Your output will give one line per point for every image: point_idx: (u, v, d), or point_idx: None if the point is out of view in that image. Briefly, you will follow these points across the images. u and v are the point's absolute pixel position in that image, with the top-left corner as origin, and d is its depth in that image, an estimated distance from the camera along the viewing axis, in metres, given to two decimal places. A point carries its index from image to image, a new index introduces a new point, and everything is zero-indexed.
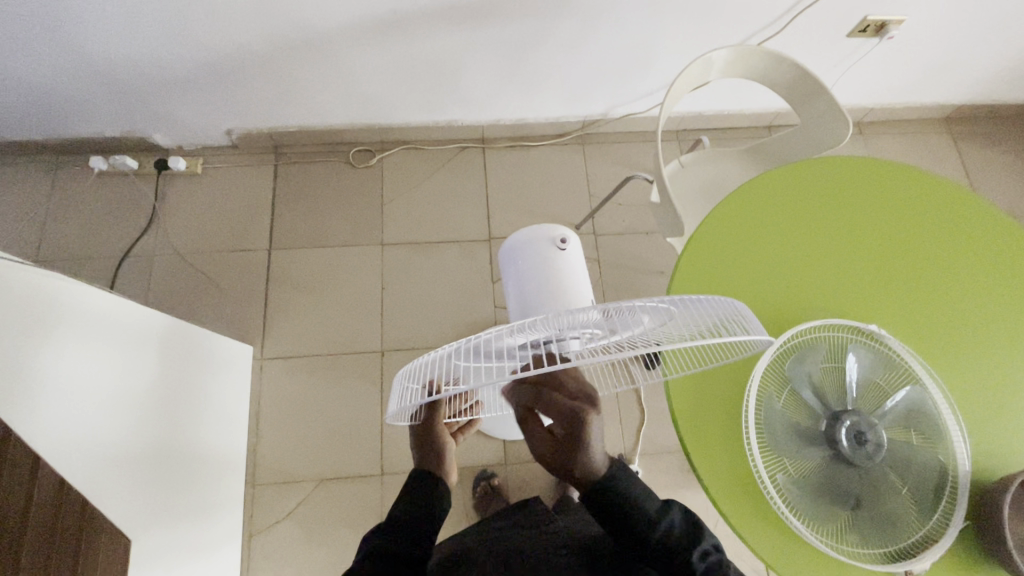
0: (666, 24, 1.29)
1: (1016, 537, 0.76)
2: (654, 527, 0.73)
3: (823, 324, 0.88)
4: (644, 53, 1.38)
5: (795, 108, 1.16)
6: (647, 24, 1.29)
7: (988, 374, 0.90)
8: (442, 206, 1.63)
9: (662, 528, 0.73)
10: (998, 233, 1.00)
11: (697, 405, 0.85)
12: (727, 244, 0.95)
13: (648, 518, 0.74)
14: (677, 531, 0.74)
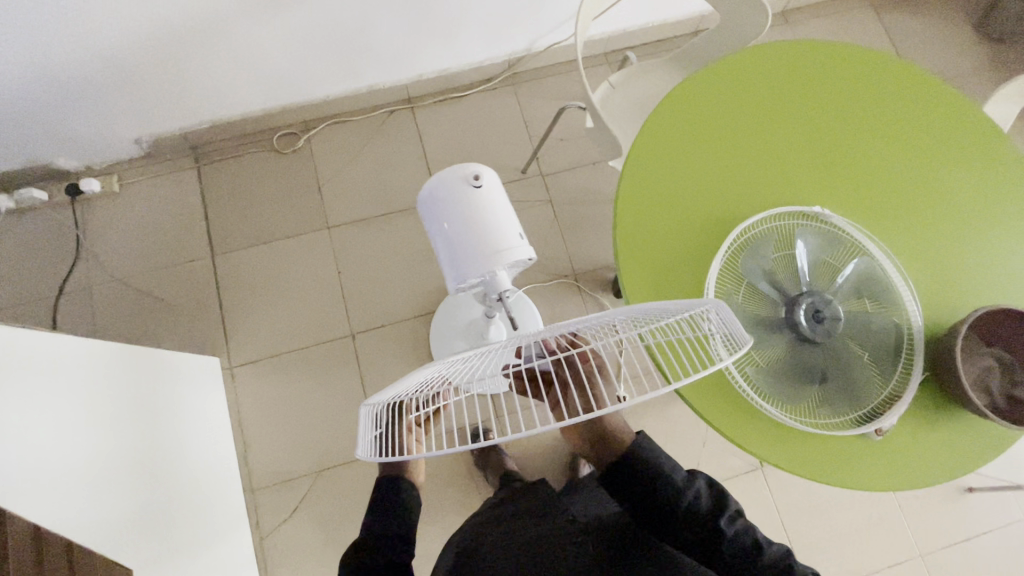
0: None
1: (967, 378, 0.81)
2: (681, 495, 0.76)
3: (769, 216, 0.89)
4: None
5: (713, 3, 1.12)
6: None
7: (932, 232, 0.92)
8: (382, 176, 1.57)
9: (690, 496, 0.76)
10: (924, 94, 1.01)
11: None
12: (664, 153, 0.93)
13: (673, 485, 0.77)
14: (703, 497, 0.77)
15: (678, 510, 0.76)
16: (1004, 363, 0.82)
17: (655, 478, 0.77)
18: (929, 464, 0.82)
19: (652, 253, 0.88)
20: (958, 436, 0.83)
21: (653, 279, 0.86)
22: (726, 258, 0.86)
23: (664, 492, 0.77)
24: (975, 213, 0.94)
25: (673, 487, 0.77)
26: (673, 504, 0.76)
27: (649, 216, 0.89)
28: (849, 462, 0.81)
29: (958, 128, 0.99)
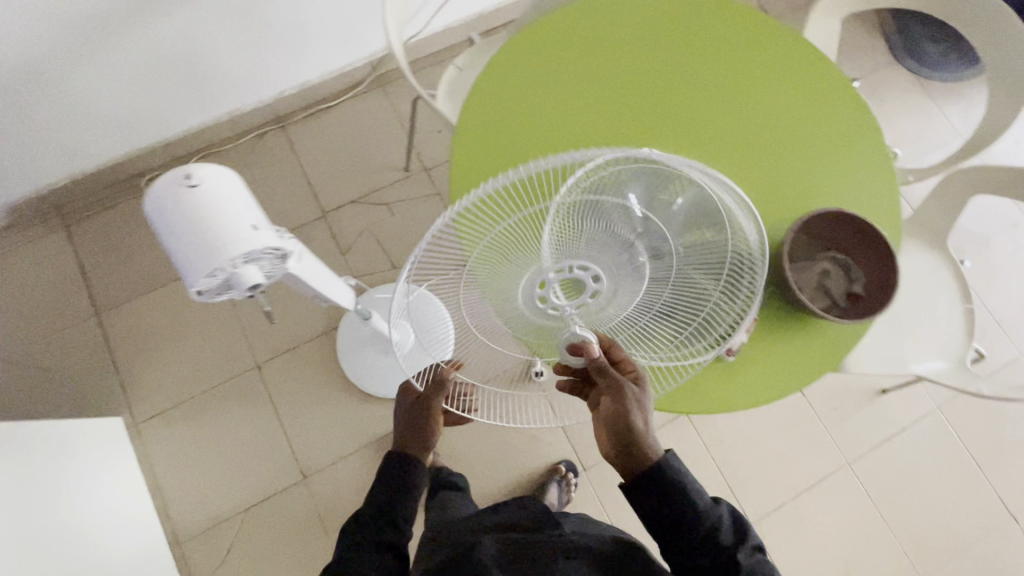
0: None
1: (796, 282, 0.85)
2: (705, 522, 0.78)
3: (600, 164, 0.86)
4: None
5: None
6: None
7: (762, 154, 0.94)
8: (264, 201, 1.53)
9: (714, 525, 0.79)
10: (741, 22, 1.03)
11: None
12: (489, 132, 0.94)
13: (699, 511, 0.79)
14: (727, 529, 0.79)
15: (700, 536, 0.78)
16: (840, 265, 0.85)
17: (683, 502, 0.78)
18: (793, 375, 0.86)
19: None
20: (809, 342, 0.87)
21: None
22: (560, 217, 0.84)
23: (691, 515, 0.78)
24: (803, 132, 0.96)
25: (698, 511, 0.79)
26: (696, 526, 0.78)
27: (482, 197, 0.91)
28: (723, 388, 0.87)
29: (777, 49, 1.01)
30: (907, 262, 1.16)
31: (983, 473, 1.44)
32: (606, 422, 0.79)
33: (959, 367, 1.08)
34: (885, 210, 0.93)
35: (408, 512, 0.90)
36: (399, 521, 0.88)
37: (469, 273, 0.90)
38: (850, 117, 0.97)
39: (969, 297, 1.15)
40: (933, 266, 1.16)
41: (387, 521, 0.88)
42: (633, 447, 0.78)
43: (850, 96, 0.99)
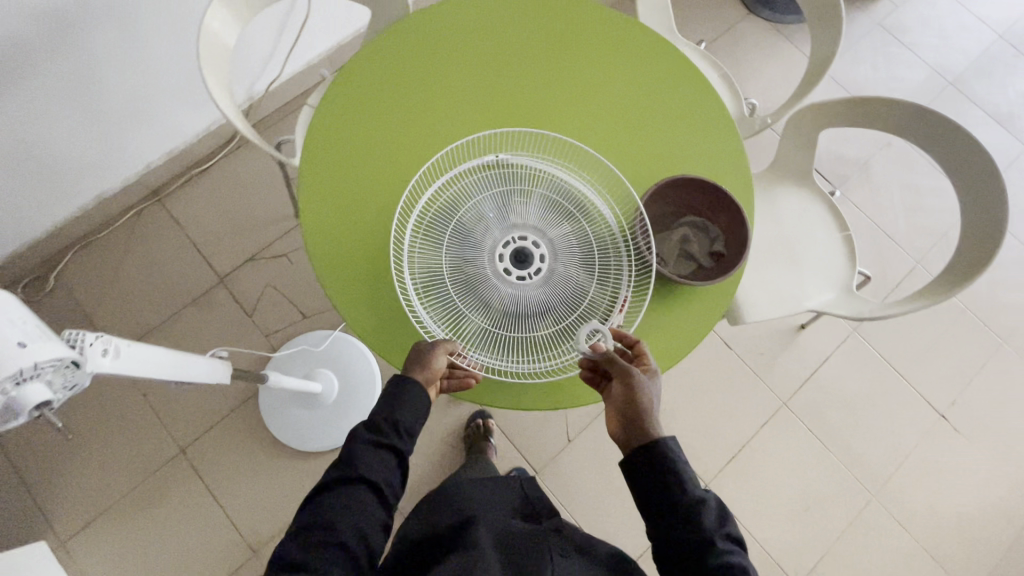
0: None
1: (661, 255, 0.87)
2: (686, 492, 0.72)
3: (447, 181, 0.87)
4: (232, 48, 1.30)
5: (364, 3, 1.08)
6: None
7: (608, 140, 0.95)
8: (156, 280, 1.46)
9: (695, 498, 0.72)
10: (564, 8, 1.02)
11: (388, 332, 0.90)
12: (334, 169, 0.93)
13: (682, 480, 0.72)
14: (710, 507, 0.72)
15: (679, 503, 0.72)
16: (697, 227, 0.88)
17: (670, 469, 0.73)
18: (679, 342, 0.89)
19: (352, 270, 0.91)
20: (684, 308, 0.90)
21: (370, 301, 0.91)
22: (418, 242, 0.85)
23: (672, 480, 0.73)
24: (646, 113, 0.97)
25: (681, 480, 0.72)
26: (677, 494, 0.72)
27: (338, 237, 0.92)
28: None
29: (606, 27, 1.01)
30: (782, 204, 1.20)
31: (908, 380, 1.51)
32: (615, 405, 0.77)
33: (847, 294, 1.13)
34: (736, 175, 0.95)
35: (413, 420, 0.79)
36: (398, 429, 0.79)
37: (340, 313, 0.90)
38: (688, 80, 0.98)
39: (844, 225, 1.20)
40: (806, 203, 1.21)
41: (388, 423, 0.79)
42: (635, 428, 0.74)
43: (685, 64, 0.99)
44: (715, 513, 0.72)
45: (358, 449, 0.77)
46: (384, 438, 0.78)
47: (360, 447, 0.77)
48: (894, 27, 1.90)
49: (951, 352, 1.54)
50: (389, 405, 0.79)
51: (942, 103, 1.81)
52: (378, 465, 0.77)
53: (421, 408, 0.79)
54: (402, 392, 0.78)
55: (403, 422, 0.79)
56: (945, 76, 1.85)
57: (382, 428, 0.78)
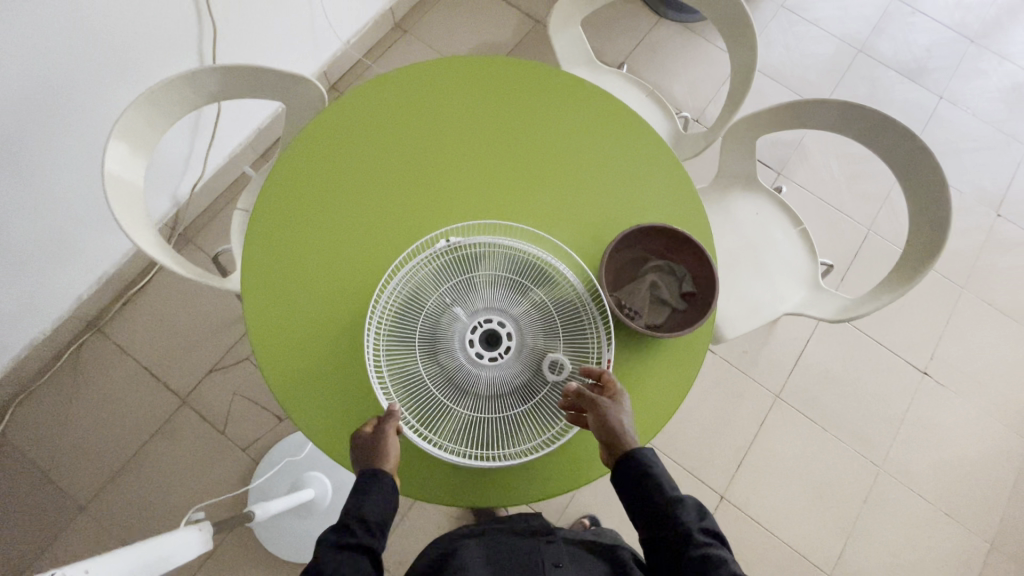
0: (89, 92, 1.08)
1: (637, 302, 0.86)
2: (677, 513, 0.74)
3: (402, 277, 0.81)
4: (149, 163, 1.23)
5: (281, 98, 1.02)
6: (72, 108, 1.07)
7: (558, 197, 0.92)
8: (113, 416, 1.35)
9: (685, 520, 0.73)
10: (486, 71, 0.99)
11: None
12: (275, 278, 0.85)
13: (671, 501, 0.74)
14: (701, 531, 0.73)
15: (668, 522, 0.74)
16: (663, 269, 0.86)
17: (658, 492, 0.75)
18: (672, 387, 0.87)
19: (308, 380, 0.82)
20: (671, 350, 0.88)
21: (344, 422, 0.81)
22: (383, 349, 0.78)
23: (661, 501, 0.75)
24: (593, 163, 0.94)
25: (670, 500, 0.74)
26: (666, 512, 0.74)
27: (288, 346, 0.83)
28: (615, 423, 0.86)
29: (532, 84, 0.99)
30: (735, 212, 1.21)
31: (885, 345, 1.55)
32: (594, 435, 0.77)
33: (815, 288, 1.15)
34: (693, 209, 0.94)
35: (382, 513, 0.73)
36: (366, 525, 0.71)
37: (302, 431, 0.80)
38: (622, 121, 0.98)
39: (797, 220, 1.22)
40: (757, 206, 1.22)
41: (355, 521, 0.71)
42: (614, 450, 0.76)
43: (616, 107, 0.99)
44: (694, 509, 0.75)
45: (323, 556, 0.68)
46: (351, 539, 0.70)
47: (327, 554, 0.68)
48: (797, 6, 1.96)
49: (918, 309, 1.59)
50: (355, 501, 0.72)
51: (856, 71, 1.89)
52: (348, 571, 0.68)
53: (389, 498, 0.74)
54: (366, 486, 0.72)
55: (372, 517, 0.72)
56: (854, 45, 1.92)
57: (348, 527, 0.71)
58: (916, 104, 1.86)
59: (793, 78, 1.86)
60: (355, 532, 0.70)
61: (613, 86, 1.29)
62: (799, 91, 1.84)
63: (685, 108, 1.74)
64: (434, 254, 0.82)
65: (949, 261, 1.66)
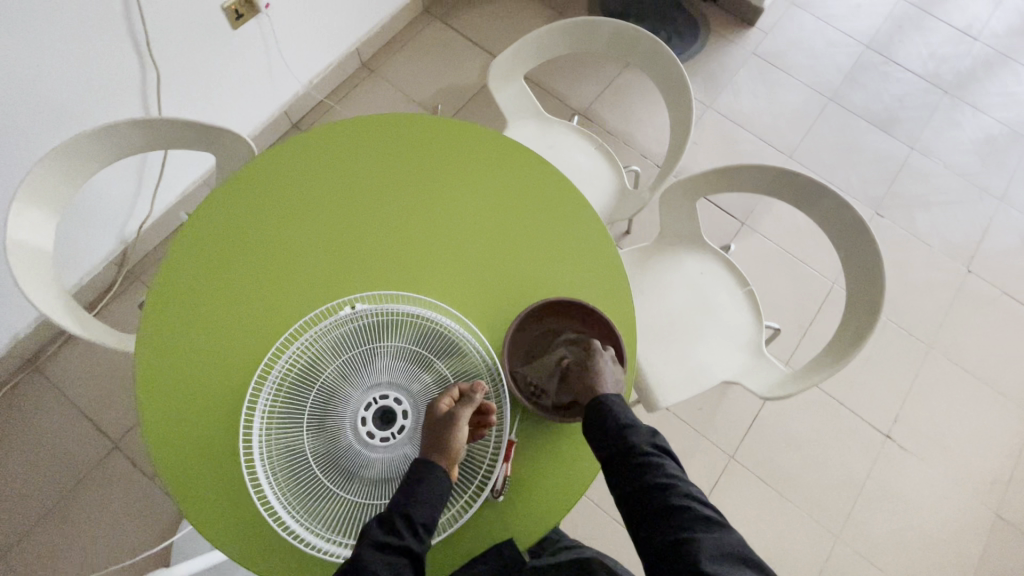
0: (29, 147, 1.06)
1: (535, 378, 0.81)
2: (635, 448, 0.71)
3: (298, 350, 0.76)
4: (86, 195, 1.20)
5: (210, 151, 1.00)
6: (11, 161, 1.05)
7: (474, 262, 0.90)
8: (42, 460, 1.31)
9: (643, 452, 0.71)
10: (412, 131, 0.99)
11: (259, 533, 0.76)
12: (171, 343, 0.82)
13: (631, 437, 0.72)
14: (661, 461, 0.71)
15: (626, 457, 0.71)
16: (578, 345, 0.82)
17: (618, 432, 0.72)
18: (586, 467, 0.84)
19: (196, 454, 0.77)
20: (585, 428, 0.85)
21: (232, 502, 0.76)
22: (268, 429, 0.72)
23: (621, 440, 0.72)
24: (514, 228, 0.93)
25: (629, 438, 0.72)
26: (626, 447, 0.71)
27: (177, 416, 0.79)
28: (518, 505, 0.82)
29: (457, 146, 0.98)
30: (678, 272, 1.18)
31: (847, 405, 1.50)
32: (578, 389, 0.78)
33: (757, 356, 1.10)
34: (614, 278, 0.92)
35: (429, 513, 0.69)
36: (414, 524, 0.68)
37: (181, 510, 0.75)
38: (546, 185, 0.97)
39: (744, 280, 1.18)
40: (703, 265, 1.19)
41: (401, 518, 0.68)
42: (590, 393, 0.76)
43: (542, 171, 0.98)
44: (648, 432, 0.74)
45: (363, 554, 0.65)
46: (396, 539, 0.67)
47: (368, 552, 0.65)
48: (768, 54, 1.96)
49: (882, 368, 1.54)
50: (408, 493, 0.69)
51: (827, 119, 1.87)
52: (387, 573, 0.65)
53: (439, 497, 0.70)
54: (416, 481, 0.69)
55: (418, 515, 0.68)
56: (825, 93, 1.91)
57: (395, 525, 0.68)
58: (886, 154, 1.83)
59: (762, 126, 1.84)
60: (402, 533, 0.67)
61: (563, 137, 1.28)
62: (768, 139, 1.82)
63: (649, 154, 1.72)
64: (335, 322, 0.76)
65: (916, 317, 1.61)
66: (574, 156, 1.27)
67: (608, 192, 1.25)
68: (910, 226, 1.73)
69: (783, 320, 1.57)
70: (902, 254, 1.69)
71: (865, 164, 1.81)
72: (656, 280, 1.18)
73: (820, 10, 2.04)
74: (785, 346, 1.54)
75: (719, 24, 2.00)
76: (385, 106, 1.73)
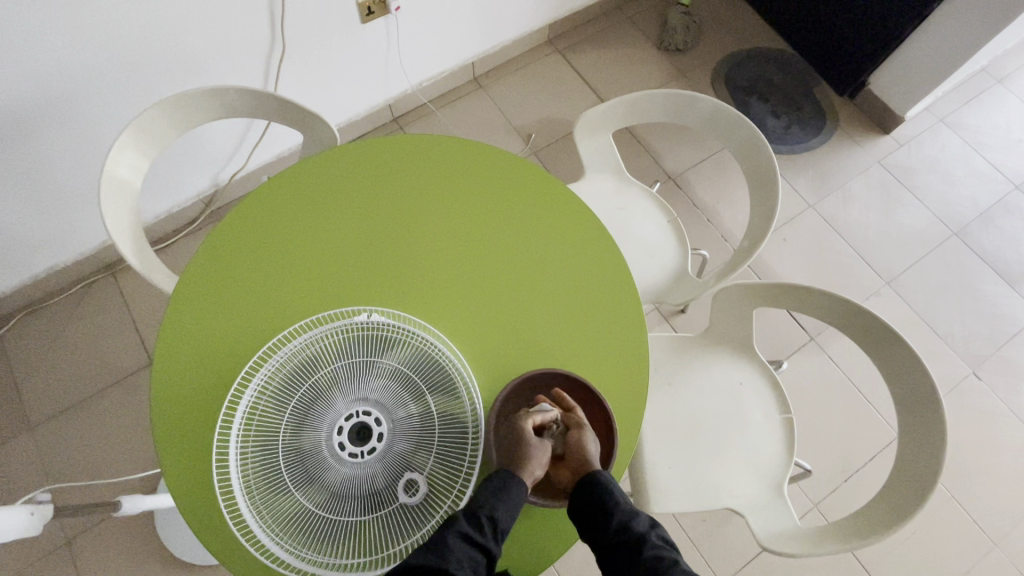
0: (156, 79, 1.19)
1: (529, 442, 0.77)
2: (629, 530, 0.73)
3: (305, 339, 0.76)
4: (191, 136, 1.32)
5: (301, 131, 1.07)
6: (141, 88, 1.19)
7: (498, 306, 0.89)
8: (88, 354, 1.44)
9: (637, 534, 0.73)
10: (484, 160, 0.99)
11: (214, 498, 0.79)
12: (204, 295, 0.86)
13: (624, 522, 0.73)
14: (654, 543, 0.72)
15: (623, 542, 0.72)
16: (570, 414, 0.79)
17: (611, 518, 0.73)
18: (533, 543, 0.82)
19: (187, 403, 0.81)
20: (542, 517, 0.83)
21: (203, 459, 0.80)
22: (253, 405, 0.74)
23: (614, 525, 0.73)
24: (550, 283, 0.91)
25: (622, 520, 0.73)
26: (621, 532, 0.73)
27: (184, 363, 0.83)
28: None
29: (522, 186, 0.98)
30: (715, 375, 1.09)
31: None
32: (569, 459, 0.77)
33: (774, 492, 0.99)
34: (632, 364, 0.88)
35: (511, 520, 0.74)
36: (498, 528, 0.73)
37: (157, 450, 0.79)
38: (594, 249, 0.94)
39: (786, 406, 1.07)
40: (744, 375, 1.10)
41: (487, 520, 0.73)
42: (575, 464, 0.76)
43: (596, 233, 0.95)
44: (643, 519, 0.75)
45: (451, 544, 0.70)
46: (480, 537, 0.72)
47: (455, 542, 0.70)
48: (896, 167, 1.79)
49: (927, 550, 1.34)
50: (492, 501, 0.73)
51: (944, 253, 1.67)
52: (466, 565, 0.70)
53: (520, 506, 0.75)
54: (506, 490, 0.73)
55: (500, 521, 0.74)
56: (950, 225, 1.71)
57: (482, 524, 0.72)
58: (1005, 312, 1.60)
59: (865, 241, 1.68)
60: (487, 532, 0.72)
61: (637, 201, 1.23)
62: (867, 257, 1.66)
63: (729, 238, 1.62)
64: (345, 325, 0.77)
65: (988, 506, 1.38)
66: (643, 223, 1.22)
67: (667, 269, 1.19)
68: (1011, 401, 1.50)
69: (826, 457, 1.41)
70: (991, 428, 1.47)
71: (975, 316, 1.60)
72: (689, 376, 1.10)
73: (972, 134, 1.84)
74: (819, 486, 1.38)
75: (850, 123, 1.86)
76: (482, 122, 1.77)
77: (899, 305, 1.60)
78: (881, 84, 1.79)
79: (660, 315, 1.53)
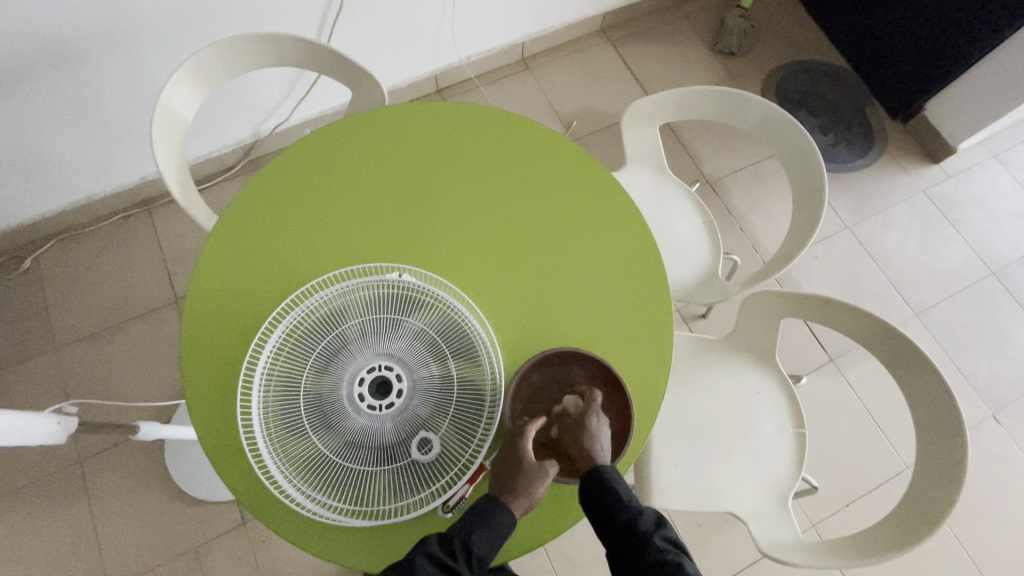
0: (212, 23, 1.21)
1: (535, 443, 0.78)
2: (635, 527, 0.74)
3: (339, 289, 0.77)
4: (240, 83, 1.34)
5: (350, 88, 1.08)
6: (198, 31, 1.21)
7: (527, 282, 0.89)
8: (118, 285, 1.47)
9: (643, 533, 0.73)
10: (528, 135, 0.99)
11: (231, 432, 0.81)
12: (240, 235, 0.88)
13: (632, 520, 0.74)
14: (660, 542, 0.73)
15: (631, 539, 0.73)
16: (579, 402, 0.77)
17: (620, 514, 0.73)
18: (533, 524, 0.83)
19: (214, 336, 0.83)
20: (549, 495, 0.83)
21: (225, 393, 0.82)
22: (280, 347, 0.75)
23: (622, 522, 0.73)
24: (581, 267, 0.91)
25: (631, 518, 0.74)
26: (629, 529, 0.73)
27: (216, 297, 0.85)
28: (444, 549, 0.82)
29: (564, 166, 0.97)
30: (733, 382, 1.09)
31: None
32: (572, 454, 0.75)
33: (778, 505, 0.99)
34: (652, 357, 0.88)
35: (488, 549, 0.72)
36: (472, 556, 0.72)
37: (183, 378, 0.82)
38: (628, 238, 0.93)
39: (801, 421, 1.06)
40: (763, 386, 1.09)
41: (460, 546, 0.72)
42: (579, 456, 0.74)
43: (633, 222, 0.95)
44: (651, 518, 0.76)
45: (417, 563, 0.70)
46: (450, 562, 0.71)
47: (421, 562, 0.70)
48: (941, 198, 1.75)
49: None
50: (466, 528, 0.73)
51: (979, 292, 1.63)
52: None
53: (499, 536, 0.73)
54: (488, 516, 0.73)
55: (476, 548, 0.72)
56: (989, 264, 1.67)
57: (453, 549, 0.71)
58: None
59: (899, 270, 1.65)
60: (456, 557, 0.71)
61: (674, 199, 1.22)
62: (899, 286, 1.63)
63: (760, 250, 1.60)
64: (378, 280, 0.77)
65: (990, 551, 1.36)
66: (678, 222, 1.21)
67: (697, 270, 1.18)
68: None
69: (831, 480, 1.40)
70: (1006, 473, 1.44)
71: (1003, 359, 1.56)
72: (706, 380, 1.09)
73: None
74: (820, 507, 1.37)
75: (899, 148, 1.81)
76: (526, 103, 1.76)
77: (925, 338, 1.57)
78: (937, 112, 1.74)
79: (681, 317, 1.52)
